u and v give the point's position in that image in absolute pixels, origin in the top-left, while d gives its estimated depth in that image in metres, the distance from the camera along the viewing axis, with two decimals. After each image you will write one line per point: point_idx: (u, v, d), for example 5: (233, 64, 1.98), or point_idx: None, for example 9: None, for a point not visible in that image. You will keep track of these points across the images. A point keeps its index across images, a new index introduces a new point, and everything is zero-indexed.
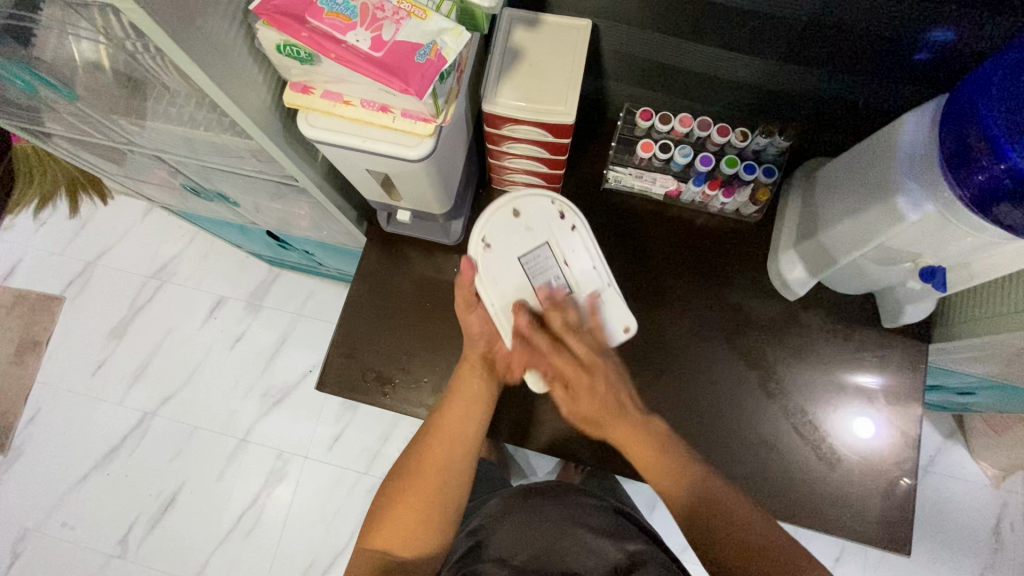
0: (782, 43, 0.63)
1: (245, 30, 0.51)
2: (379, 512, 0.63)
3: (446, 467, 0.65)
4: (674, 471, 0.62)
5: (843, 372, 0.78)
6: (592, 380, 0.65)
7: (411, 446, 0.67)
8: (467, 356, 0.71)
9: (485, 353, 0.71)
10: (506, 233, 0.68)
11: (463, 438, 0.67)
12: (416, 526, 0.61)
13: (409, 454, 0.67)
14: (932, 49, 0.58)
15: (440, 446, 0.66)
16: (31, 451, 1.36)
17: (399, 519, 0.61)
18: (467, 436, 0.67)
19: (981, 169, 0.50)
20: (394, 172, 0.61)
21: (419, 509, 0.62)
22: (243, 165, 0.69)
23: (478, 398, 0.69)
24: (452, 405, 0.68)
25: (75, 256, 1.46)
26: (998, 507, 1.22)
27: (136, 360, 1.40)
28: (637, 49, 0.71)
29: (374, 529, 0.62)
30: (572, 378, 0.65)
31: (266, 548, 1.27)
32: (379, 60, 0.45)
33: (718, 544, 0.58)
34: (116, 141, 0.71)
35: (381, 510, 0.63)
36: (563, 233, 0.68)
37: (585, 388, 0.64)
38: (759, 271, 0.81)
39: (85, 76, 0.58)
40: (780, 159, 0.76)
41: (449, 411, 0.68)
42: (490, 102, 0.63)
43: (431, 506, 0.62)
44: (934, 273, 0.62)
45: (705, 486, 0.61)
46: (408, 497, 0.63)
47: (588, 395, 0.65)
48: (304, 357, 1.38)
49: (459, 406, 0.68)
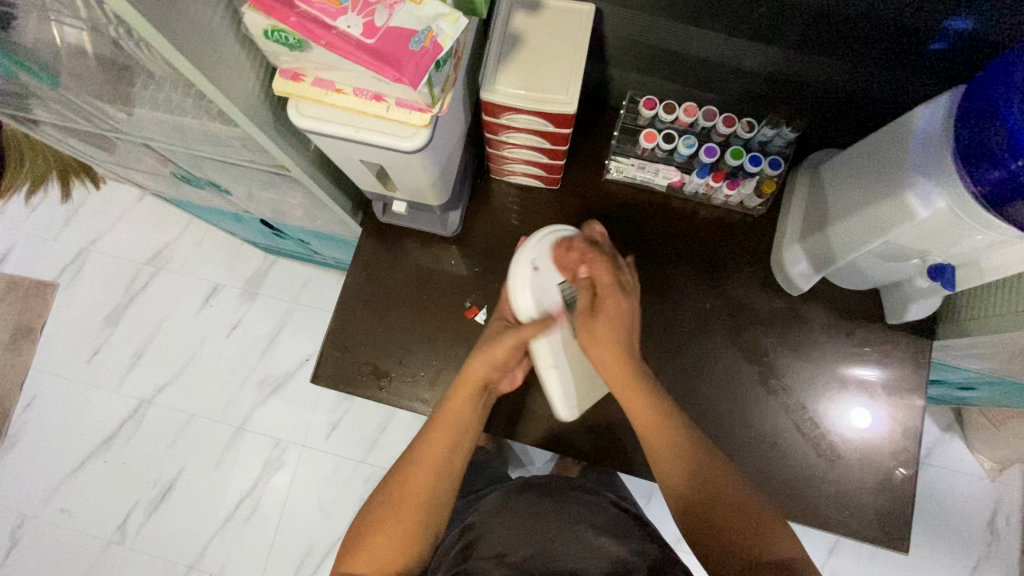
0: (789, 32, 0.61)
1: (232, 14, 0.49)
2: (360, 534, 0.62)
3: (427, 500, 0.62)
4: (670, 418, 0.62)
5: (844, 366, 0.77)
6: (618, 301, 0.66)
7: (392, 472, 0.65)
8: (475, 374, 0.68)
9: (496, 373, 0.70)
10: None
11: (447, 472, 0.64)
12: (394, 554, 0.61)
13: (391, 478, 0.64)
14: (950, 39, 0.56)
15: (422, 479, 0.63)
16: (28, 438, 1.35)
17: (378, 545, 0.61)
18: (450, 471, 0.64)
19: (997, 165, 0.49)
20: (389, 162, 0.59)
21: (399, 535, 0.61)
22: (235, 154, 0.68)
23: (463, 433, 0.65)
24: (436, 438, 0.64)
25: (68, 242, 1.44)
26: (994, 499, 1.22)
27: (132, 348, 1.39)
28: (641, 36, 0.69)
29: (354, 552, 0.61)
30: (602, 291, 0.66)
31: (264, 535, 1.27)
32: (371, 48, 0.43)
33: (685, 478, 0.59)
34: (103, 127, 0.69)
35: (357, 534, 0.62)
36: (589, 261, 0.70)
37: (610, 304, 0.65)
38: (763, 265, 0.80)
39: (66, 62, 0.56)
40: (787, 151, 0.75)
41: (427, 443, 0.64)
42: (488, 90, 0.61)
43: (412, 533, 0.61)
44: (943, 271, 0.61)
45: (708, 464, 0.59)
46: (391, 521, 0.61)
47: (610, 320, 0.65)
48: (301, 345, 1.37)
49: (436, 448, 0.64)
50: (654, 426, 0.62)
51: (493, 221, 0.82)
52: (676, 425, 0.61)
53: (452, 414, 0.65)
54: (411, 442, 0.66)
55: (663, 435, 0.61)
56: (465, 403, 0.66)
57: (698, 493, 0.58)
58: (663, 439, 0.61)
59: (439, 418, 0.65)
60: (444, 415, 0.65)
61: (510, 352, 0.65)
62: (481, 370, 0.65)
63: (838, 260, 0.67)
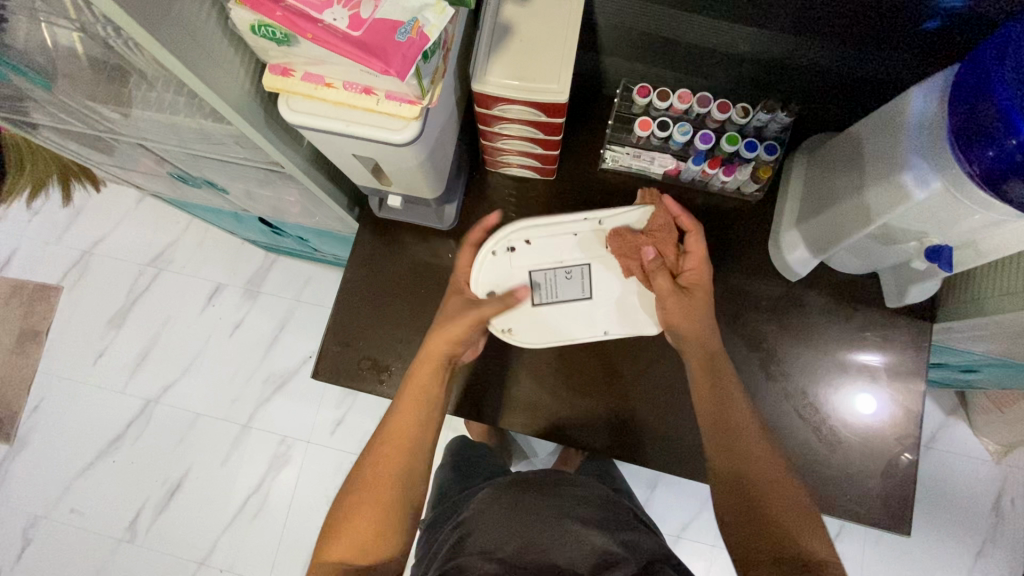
0: (782, 12, 0.61)
1: (219, 10, 0.49)
2: (339, 515, 0.62)
3: (400, 469, 0.63)
4: (731, 399, 0.64)
5: (844, 352, 0.77)
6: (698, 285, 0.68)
7: (366, 453, 0.65)
8: (427, 354, 0.67)
9: (450, 356, 0.68)
10: (498, 271, 0.72)
11: (416, 442, 0.64)
12: (374, 536, 0.60)
13: (365, 459, 0.65)
14: (944, 17, 0.55)
15: (392, 450, 0.64)
16: (37, 440, 1.37)
17: (358, 530, 0.60)
18: (419, 440, 0.65)
19: (992, 143, 0.49)
20: (381, 156, 0.58)
21: (374, 508, 0.61)
22: (229, 152, 0.68)
23: (429, 401, 0.66)
24: (403, 407, 0.65)
25: (70, 245, 1.45)
26: (999, 482, 1.22)
27: (137, 349, 1.40)
28: (633, 22, 0.69)
29: (334, 535, 0.60)
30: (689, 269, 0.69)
31: (273, 531, 1.29)
32: (357, 40, 0.43)
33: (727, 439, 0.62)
34: (99, 129, 0.70)
35: (337, 520, 0.61)
36: (528, 252, 0.72)
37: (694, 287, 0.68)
38: (760, 252, 0.79)
39: (58, 64, 0.56)
40: (783, 136, 0.74)
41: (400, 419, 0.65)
42: (479, 81, 0.61)
43: (387, 501, 0.61)
44: (940, 252, 0.60)
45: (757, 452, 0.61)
46: (367, 494, 0.62)
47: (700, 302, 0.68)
48: (303, 343, 1.37)
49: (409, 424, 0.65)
50: (713, 403, 0.64)
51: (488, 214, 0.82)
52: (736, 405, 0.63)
53: (421, 379, 0.66)
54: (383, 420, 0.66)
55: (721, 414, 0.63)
56: (431, 375, 0.67)
57: (750, 470, 0.60)
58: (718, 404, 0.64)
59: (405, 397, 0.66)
60: (409, 394, 0.66)
61: (469, 328, 0.67)
62: (443, 342, 0.66)
63: (834, 246, 0.67)
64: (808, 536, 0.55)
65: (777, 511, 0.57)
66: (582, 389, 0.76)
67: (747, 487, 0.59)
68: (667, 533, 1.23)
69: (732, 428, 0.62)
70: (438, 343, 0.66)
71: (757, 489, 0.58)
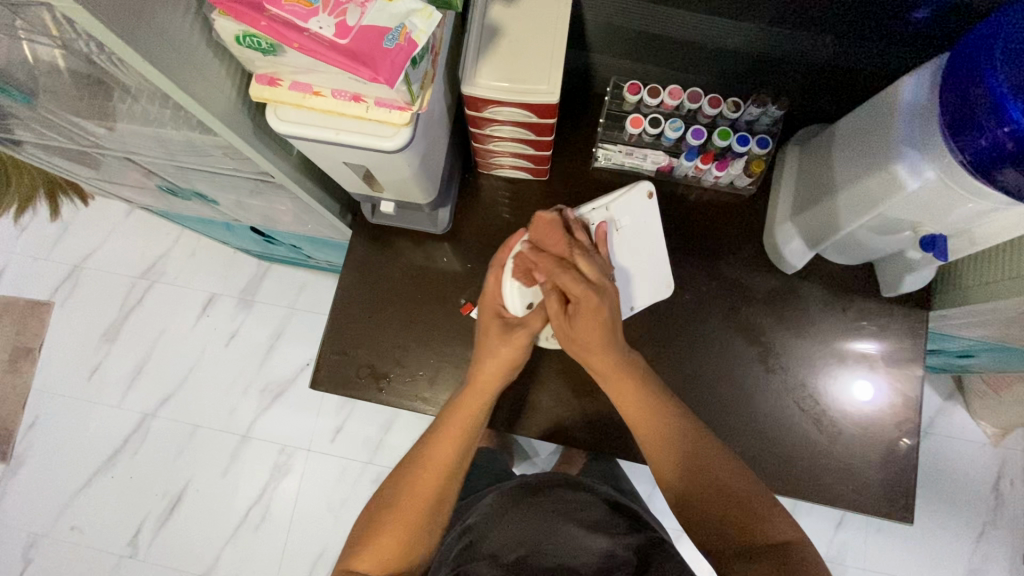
0: (769, 6, 0.61)
1: (203, 22, 0.48)
2: (365, 533, 0.60)
3: (434, 495, 0.61)
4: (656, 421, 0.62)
5: (839, 340, 0.77)
6: (587, 316, 0.60)
7: (400, 468, 0.64)
8: (476, 378, 0.65)
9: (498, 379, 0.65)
10: None
11: (456, 470, 0.63)
12: (397, 552, 0.59)
13: (395, 481, 0.63)
14: (932, 7, 0.55)
15: (433, 474, 0.62)
16: (34, 458, 1.36)
17: (383, 544, 0.59)
18: (459, 469, 0.63)
19: (983, 133, 0.49)
20: (373, 163, 0.58)
21: (407, 532, 0.59)
22: (218, 163, 0.67)
23: (473, 431, 0.64)
24: (447, 435, 0.63)
25: (61, 260, 1.44)
26: (998, 464, 1.23)
27: (132, 362, 1.39)
28: (620, 20, 0.69)
29: (359, 548, 0.59)
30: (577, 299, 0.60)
31: (276, 540, 1.28)
32: (344, 48, 0.42)
33: (677, 474, 0.60)
34: (84, 144, 0.69)
35: (363, 532, 0.61)
36: None
37: (585, 314, 0.60)
38: (755, 246, 0.79)
39: (40, 82, 0.55)
40: (774, 129, 0.75)
41: (437, 444, 0.63)
42: (469, 84, 0.60)
43: (420, 525, 0.60)
44: (935, 241, 0.61)
45: (720, 491, 0.57)
46: (398, 517, 0.60)
47: (588, 324, 0.61)
48: (300, 350, 1.37)
49: (447, 450, 0.63)
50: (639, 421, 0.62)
51: (483, 216, 0.81)
52: (656, 421, 0.62)
53: (468, 407, 0.64)
54: (418, 443, 0.65)
55: (655, 443, 0.61)
56: (478, 406, 0.65)
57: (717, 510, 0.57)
58: (655, 443, 0.62)
59: (446, 422, 0.64)
60: (449, 420, 0.64)
61: (518, 350, 0.64)
62: (496, 370, 0.65)
63: (832, 235, 0.67)
64: (766, 515, 0.56)
65: (749, 530, 0.55)
66: (582, 388, 0.76)
67: (692, 481, 0.59)
68: (671, 528, 1.24)
69: (659, 439, 0.61)
70: (488, 371, 0.65)
71: (722, 521, 0.57)
